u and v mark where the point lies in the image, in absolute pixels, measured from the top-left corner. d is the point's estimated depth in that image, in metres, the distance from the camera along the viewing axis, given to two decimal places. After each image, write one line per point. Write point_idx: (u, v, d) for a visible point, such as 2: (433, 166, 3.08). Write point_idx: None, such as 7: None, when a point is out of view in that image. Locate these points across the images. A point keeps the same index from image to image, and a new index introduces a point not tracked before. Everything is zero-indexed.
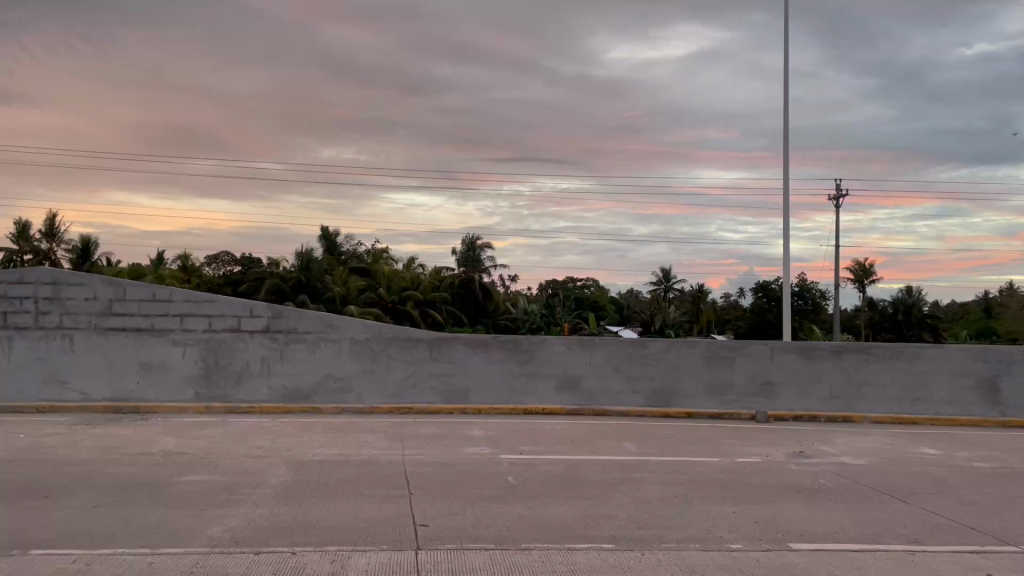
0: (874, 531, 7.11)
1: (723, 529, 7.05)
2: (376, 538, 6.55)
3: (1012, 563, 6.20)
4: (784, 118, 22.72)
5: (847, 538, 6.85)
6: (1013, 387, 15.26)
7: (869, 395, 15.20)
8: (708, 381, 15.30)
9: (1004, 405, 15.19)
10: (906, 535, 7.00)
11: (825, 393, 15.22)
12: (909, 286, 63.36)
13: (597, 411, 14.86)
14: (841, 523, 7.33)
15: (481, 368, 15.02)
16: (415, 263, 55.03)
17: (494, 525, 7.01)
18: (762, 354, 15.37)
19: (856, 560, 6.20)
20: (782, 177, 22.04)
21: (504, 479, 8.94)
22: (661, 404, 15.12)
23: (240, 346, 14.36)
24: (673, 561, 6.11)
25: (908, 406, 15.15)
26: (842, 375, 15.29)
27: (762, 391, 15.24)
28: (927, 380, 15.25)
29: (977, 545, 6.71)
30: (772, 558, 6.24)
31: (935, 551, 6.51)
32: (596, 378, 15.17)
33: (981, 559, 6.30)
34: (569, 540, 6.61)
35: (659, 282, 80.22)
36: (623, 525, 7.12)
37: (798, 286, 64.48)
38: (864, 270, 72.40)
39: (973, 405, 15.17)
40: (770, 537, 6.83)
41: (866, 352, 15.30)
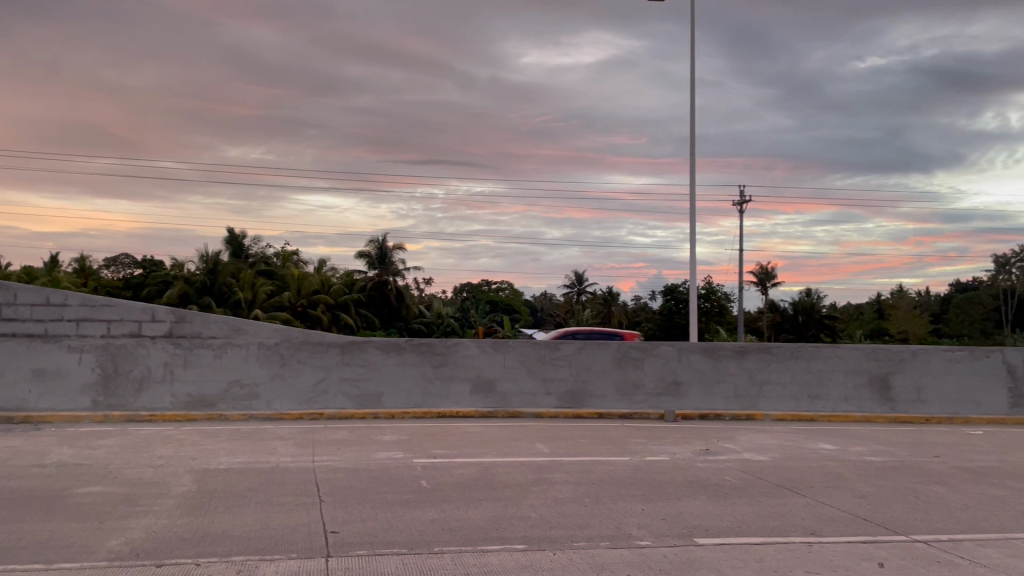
0: (774, 524, 7.41)
1: (632, 527, 7.22)
2: (286, 547, 6.43)
3: (902, 552, 6.56)
4: (691, 123, 23.38)
5: (749, 532, 7.11)
6: (904, 383, 16.09)
7: (771, 393, 15.80)
8: (619, 381, 15.59)
9: (895, 401, 15.99)
10: (805, 527, 7.32)
11: (730, 393, 15.74)
12: (809, 288, 66.12)
13: (511, 413, 14.95)
14: (743, 517, 7.61)
15: (394, 371, 14.90)
16: (326, 266, 54.19)
17: (406, 529, 6.98)
18: (670, 355, 15.80)
19: (758, 553, 6.43)
20: (690, 182, 22.71)
21: (418, 483, 8.89)
22: (573, 405, 15.33)
23: (140, 352, 13.84)
24: (584, 560, 6.21)
25: (807, 404, 15.81)
26: (745, 375, 15.85)
27: (670, 391, 15.64)
28: (824, 378, 15.96)
29: (870, 535, 7.07)
30: (679, 553, 6.42)
31: (831, 542, 6.83)
32: (510, 380, 15.27)
33: (874, 549, 6.64)
34: (482, 542, 6.64)
35: (573, 285, 81.54)
36: (535, 525, 7.21)
37: (706, 288, 66.35)
38: (767, 273, 75.26)
39: (867, 402, 15.93)
40: (676, 533, 7.03)
41: (768, 352, 15.90)
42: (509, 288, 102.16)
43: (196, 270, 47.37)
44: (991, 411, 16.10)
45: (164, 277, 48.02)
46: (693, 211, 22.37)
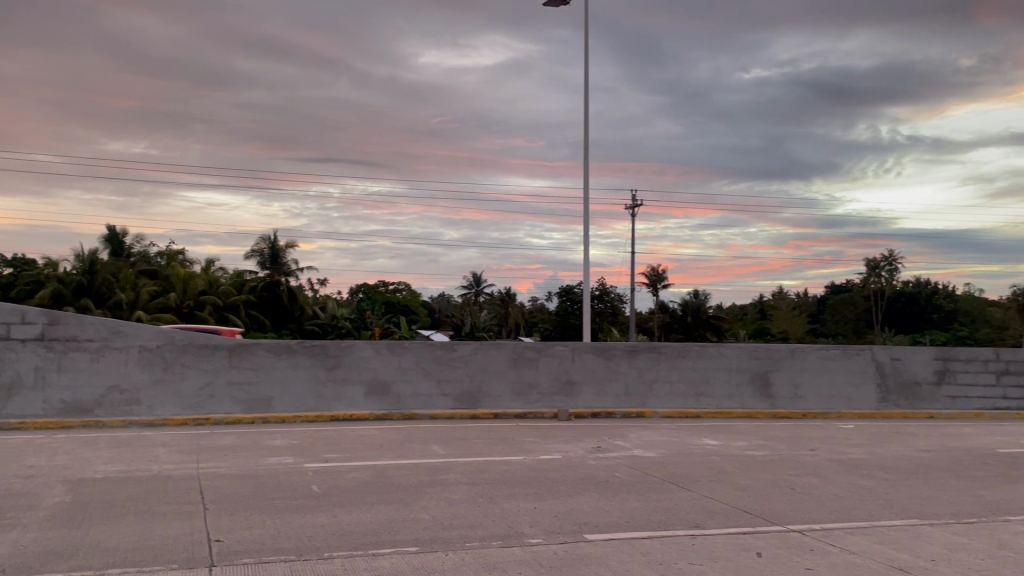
0: (661, 518, 7.66)
1: (524, 525, 7.31)
2: (168, 557, 6.19)
3: (778, 541, 6.90)
4: (585, 127, 23.83)
5: (636, 527, 7.32)
6: (782, 380, 16.91)
7: (660, 391, 16.30)
8: (514, 382, 15.75)
9: (774, 398, 16.77)
10: (690, 520, 7.60)
11: (621, 391, 16.15)
12: (697, 290, 68.51)
13: (406, 414, 14.85)
14: (632, 513, 7.83)
15: (285, 374, 14.56)
16: (215, 266, 52.34)
17: (296, 535, 6.85)
18: (564, 355, 16.06)
19: (645, 547, 6.63)
20: (583, 185, 23.16)
21: (308, 488, 8.72)
22: (468, 406, 15.36)
23: (8, 357, 13.03)
24: (476, 560, 6.25)
25: (693, 401, 16.39)
26: (635, 373, 16.30)
27: (564, 391, 15.91)
28: (709, 376, 16.60)
29: (749, 526, 7.40)
30: (569, 550, 6.55)
31: (713, 534, 7.11)
32: (405, 382, 15.17)
33: (753, 539, 6.95)
34: (374, 546, 6.58)
35: (470, 286, 81.73)
36: (427, 527, 7.19)
37: (599, 290, 67.75)
38: (658, 276, 77.45)
39: (749, 399, 16.64)
40: (567, 530, 7.16)
41: (657, 352, 16.39)
42: (406, 289, 101.38)
43: (73, 270, 44.75)
44: (861, 406, 17.09)
45: (36, 276, 45.26)
46: (587, 213, 22.79)
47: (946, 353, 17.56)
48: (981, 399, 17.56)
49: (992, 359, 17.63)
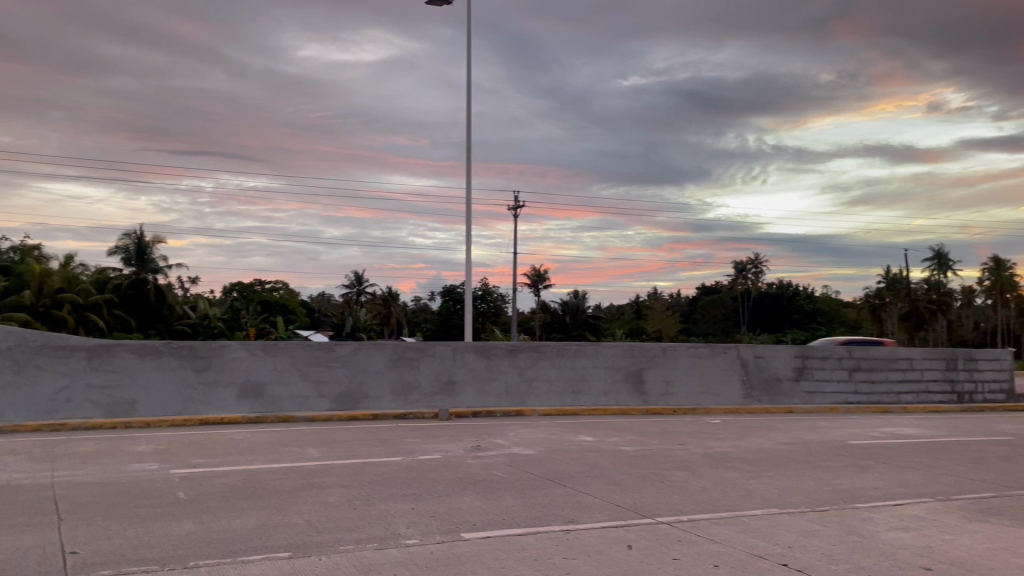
0: (536, 514, 7.79)
1: (401, 526, 7.26)
2: (15, 572, 5.79)
3: (648, 533, 7.14)
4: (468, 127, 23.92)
5: (512, 524, 7.41)
6: (655, 378, 17.50)
7: (539, 389, 16.55)
8: (393, 382, 15.59)
9: (647, 395, 17.33)
10: (565, 516, 7.75)
11: (501, 390, 16.30)
12: (576, 291, 69.99)
13: (281, 417, 14.41)
14: (508, 510, 7.91)
15: (151, 376, 13.89)
16: (74, 262, 49.34)
17: (160, 544, 6.55)
18: (445, 354, 16.05)
19: (520, 543, 6.72)
20: (466, 185, 23.23)
21: (175, 495, 8.35)
22: (346, 407, 15.10)
23: None
24: (350, 563, 6.17)
25: (571, 399, 16.73)
26: (516, 372, 16.48)
27: (444, 391, 15.89)
28: (586, 374, 16.99)
29: (620, 520, 7.62)
30: (445, 549, 6.55)
31: (587, 528, 7.29)
32: (280, 384, 14.77)
33: (624, 532, 7.16)
34: (243, 553, 6.38)
35: (351, 286, 80.46)
36: (301, 531, 7.03)
37: (482, 290, 68.11)
38: (539, 276, 78.51)
39: (624, 396, 17.13)
40: (444, 530, 7.16)
41: (537, 351, 16.63)
42: (283, 288, 98.69)
43: None
44: (728, 401, 17.90)
45: None
46: (469, 212, 22.89)
47: (804, 351, 18.66)
48: (835, 394, 18.73)
49: (845, 357, 18.85)
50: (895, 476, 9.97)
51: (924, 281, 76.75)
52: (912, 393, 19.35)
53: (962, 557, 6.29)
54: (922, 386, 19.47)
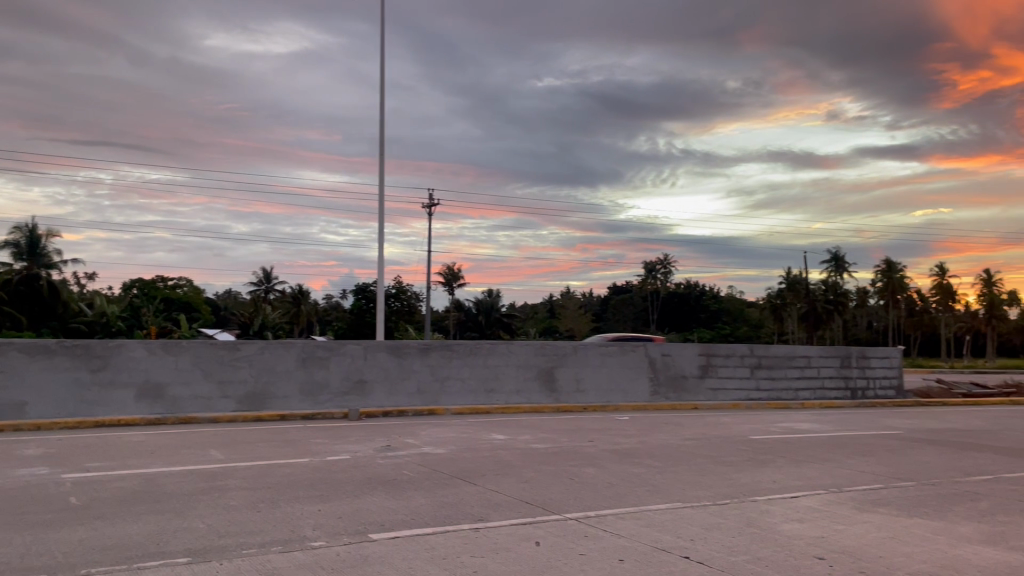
0: (445, 513, 7.77)
1: (307, 528, 7.13)
2: None
3: (556, 530, 7.21)
4: (381, 123, 23.73)
5: (421, 523, 7.37)
6: (566, 376, 17.71)
7: (451, 388, 16.51)
8: (302, 382, 15.28)
9: (558, 392, 17.50)
10: (474, 514, 7.76)
11: (412, 389, 16.19)
12: (491, 290, 70.15)
13: (183, 418, 13.92)
14: (418, 510, 7.86)
15: (42, 377, 13.23)
16: None
17: (49, 552, 6.23)
18: (355, 353, 15.82)
19: (428, 543, 6.69)
20: (378, 181, 23.02)
21: (66, 500, 7.96)
22: (252, 408, 14.71)
23: None
24: (254, 566, 6.01)
25: (483, 397, 16.75)
26: (428, 371, 16.40)
27: (355, 390, 15.67)
28: (498, 373, 17.05)
29: (530, 517, 7.68)
30: (352, 551, 6.46)
31: (496, 526, 7.31)
32: (183, 384, 14.28)
33: (533, 529, 7.21)
34: (140, 559, 6.14)
35: (259, 283, 78.49)
36: (201, 536, 6.81)
37: (395, 288, 67.52)
38: (452, 274, 78.39)
39: (535, 394, 17.26)
40: (351, 531, 7.06)
41: (449, 349, 16.60)
42: (187, 285, 95.42)
43: None
44: (636, 398, 18.26)
45: None
46: (381, 210, 22.68)
47: (709, 349, 19.23)
48: (738, 390, 19.37)
49: (747, 355, 19.53)
50: (791, 469, 10.38)
51: (822, 282, 80.23)
52: (808, 389, 20.18)
53: (852, 546, 6.59)
54: (818, 383, 20.34)
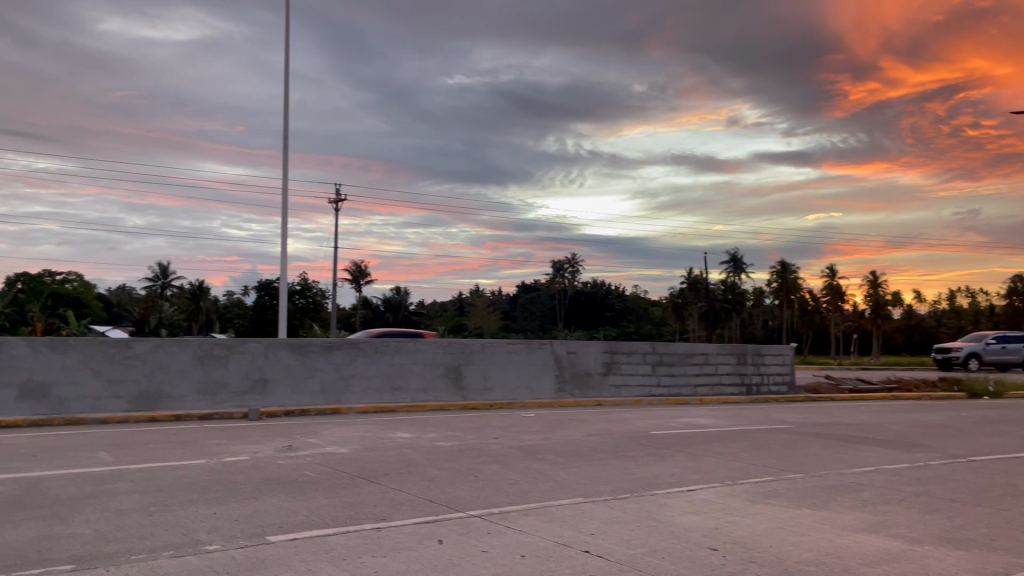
0: (347, 513, 7.65)
1: (201, 532, 6.89)
2: None
3: (459, 528, 7.19)
4: (286, 116, 23.21)
5: (321, 524, 7.24)
6: (473, 373, 17.71)
7: (356, 387, 16.28)
8: (199, 381, 14.77)
9: (465, 390, 17.48)
10: (377, 513, 7.67)
11: (316, 388, 15.88)
12: (399, 288, 69.51)
13: (70, 420, 13.26)
14: (318, 511, 7.71)
15: None
16: None
17: None
18: (256, 352, 15.39)
19: (328, 544, 6.56)
20: (282, 176, 22.48)
21: None
22: (146, 408, 14.14)
23: None
24: (143, 572, 5.77)
25: (388, 396, 16.58)
26: (332, 369, 16.13)
27: (255, 389, 15.25)
28: (404, 371, 16.91)
29: (433, 515, 7.64)
30: (249, 554, 6.29)
31: (398, 525, 7.24)
32: (70, 384, 13.61)
33: (435, 527, 7.18)
34: (18, 568, 5.81)
35: (155, 279, 75.52)
36: (87, 542, 6.50)
37: (300, 285, 66.13)
38: (360, 271, 77.31)
39: (442, 392, 17.19)
40: (248, 534, 6.87)
41: (354, 348, 16.37)
42: (76, 280, 90.84)
43: None
44: (542, 395, 18.43)
45: None
46: (285, 205, 22.17)
47: (613, 347, 19.61)
48: (640, 387, 19.81)
49: (649, 352, 20.02)
50: (690, 463, 10.69)
51: (722, 283, 82.99)
52: (707, 386, 20.84)
53: (744, 537, 6.84)
54: (716, 379, 21.03)
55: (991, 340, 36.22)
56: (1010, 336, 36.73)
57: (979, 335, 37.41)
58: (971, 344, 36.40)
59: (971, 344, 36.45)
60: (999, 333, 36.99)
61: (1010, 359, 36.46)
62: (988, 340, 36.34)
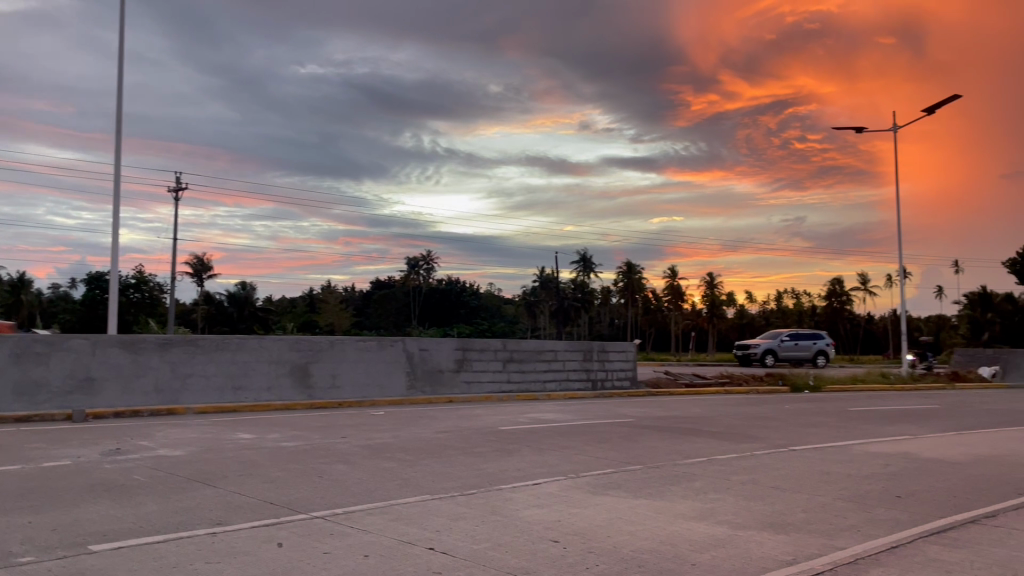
0: (179, 519, 7.27)
1: (13, 544, 6.35)
2: None
3: (300, 529, 7.00)
4: (119, 99, 21.77)
5: (151, 530, 6.84)
6: (320, 371, 17.27)
7: (194, 385, 15.52)
8: (15, 381, 13.60)
9: (312, 389, 17.01)
10: (212, 518, 7.34)
11: (150, 387, 15.01)
12: (245, 283, 66.82)
13: None
14: (148, 516, 7.29)
15: None
16: None
17: None
18: (82, 349, 14.37)
19: (157, 551, 6.22)
20: (114, 161, 21.06)
21: None
22: None
23: None
24: None
25: (230, 395, 15.91)
26: (167, 368, 15.30)
27: (80, 389, 14.22)
28: (247, 369, 16.28)
29: (273, 518, 7.40)
30: (67, 564, 5.85)
31: (234, 529, 6.95)
32: None
33: (275, 530, 6.96)
34: None
35: None
36: None
37: (136, 278, 62.26)
38: (203, 264, 73.56)
39: (287, 391, 16.65)
40: (68, 544, 6.39)
41: (193, 344, 15.60)
42: None
43: None
44: (393, 393, 18.24)
45: None
46: (118, 192, 20.80)
47: (464, 344, 19.74)
48: (491, 383, 20.03)
49: (499, 349, 20.31)
50: (536, 458, 10.91)
51: (572, 282, 85.43)
52: (555, 382, 21.33)
53: (585, 528, 7.05)
54: (564, 375, 21.57)
55: (784, 338, 38.90)
56: (798, 334, 39.58)
57: (770, 332, 39.96)
58: (768, 341, 38.77)
59: (768, 342, 38.88)
60: (788, 331, 39.77)
61: (802, 356, 39.59)
62: (781, 339, 39.01)
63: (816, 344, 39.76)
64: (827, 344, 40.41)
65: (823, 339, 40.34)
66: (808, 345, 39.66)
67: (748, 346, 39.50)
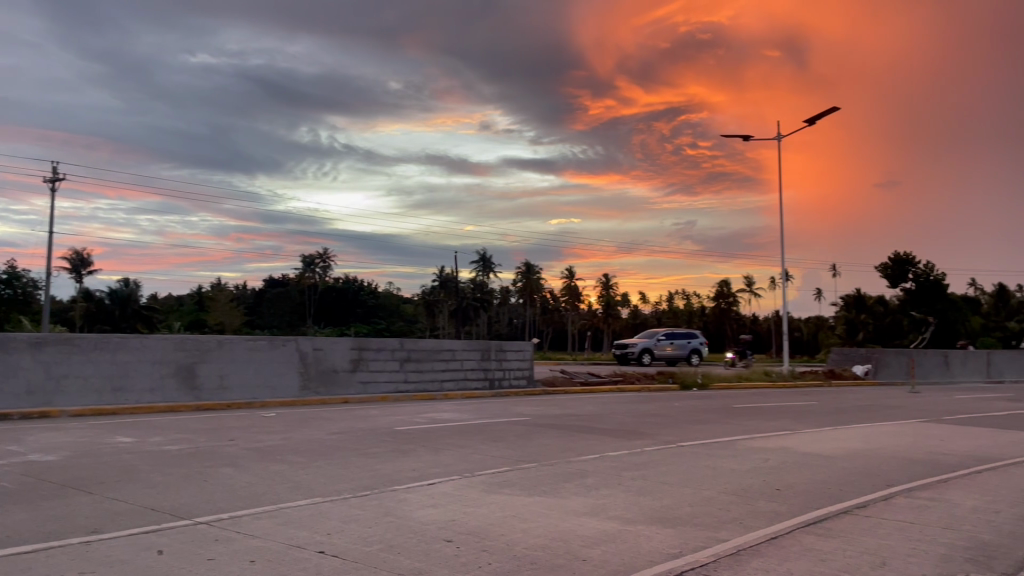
0: (51, 527, 6.87)
1: None
2: None
3: (184, 536, 6.73)
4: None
5: (19, 540, 6.43)
6: (208, 372, 16.64)
7: (70, 387, 14.72)
8: None
9: (198, 390, 16.38)
10: (87, 526, 6.96)
11: (20, 389, 14.15)
12: (128, 279, 63.78)
13: None
14: (16, 526, 6.85)
15: None
16: None
17: None
18: None
19: (26, 562, 5.85)
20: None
21: None
22: None
23: None
24: None
25: (108, 396, 15.16)
26: (40, 369, 14.46)
27: None
28: (128, 369, 15.54)
29: (154, 525, 7.08)
30: None
31: (111, 537, 6.61)
32: None
33: (156, 537, 6.66)
34: None
35: None
36: None
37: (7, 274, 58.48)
38: (82, 260, 69.76)
39: (172, 392, 15.98)
40: None
41: (69, 343, 14.77)
42: None
43: None
44: (285, 394, 17.78)
45: None
46: None
47: (360, 344, 19.46)
48: (387, 383, 19.82)
49: (396, 349, 20.14)
50: (431, 458, 10.85)
51: (471, 282, 85.58)
52: (452, 381, 21.30)
53: (478, 527, 7.06)
54: (462, 374, 21.56)
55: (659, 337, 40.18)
56: (673, 334, 40.96)
57: (647, 331, 41.10)
58: (644, 340, 39.90)
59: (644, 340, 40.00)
60: (663, 330, 41.06)
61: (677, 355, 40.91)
62: (657, 338, 40.19)
63: (690, 342, 41.23)
64: (699, 343, 42.03)
65: (696, 337, 41.92)
66: (683, 344, 41.07)
67: (626, 346, 40.47)
